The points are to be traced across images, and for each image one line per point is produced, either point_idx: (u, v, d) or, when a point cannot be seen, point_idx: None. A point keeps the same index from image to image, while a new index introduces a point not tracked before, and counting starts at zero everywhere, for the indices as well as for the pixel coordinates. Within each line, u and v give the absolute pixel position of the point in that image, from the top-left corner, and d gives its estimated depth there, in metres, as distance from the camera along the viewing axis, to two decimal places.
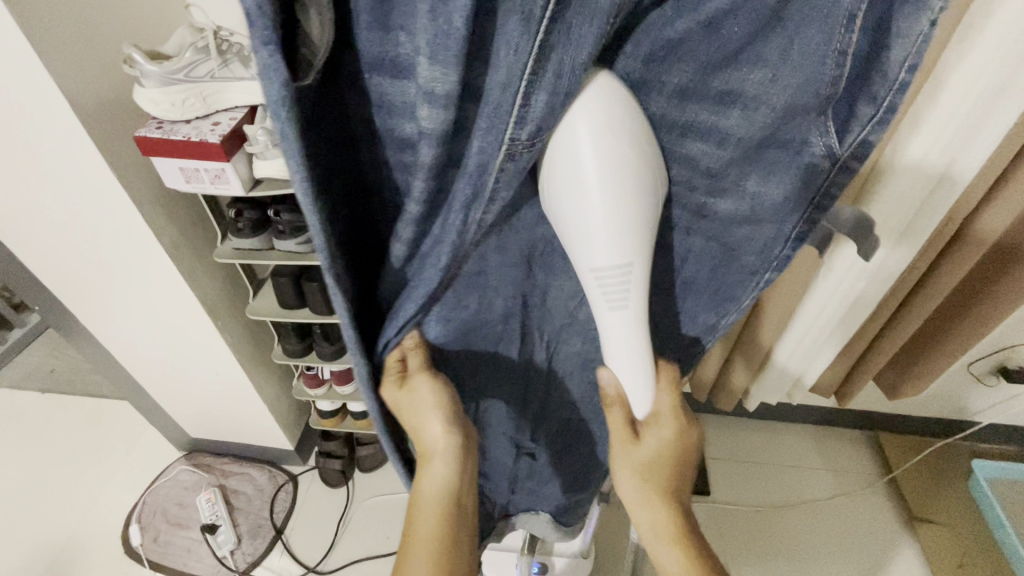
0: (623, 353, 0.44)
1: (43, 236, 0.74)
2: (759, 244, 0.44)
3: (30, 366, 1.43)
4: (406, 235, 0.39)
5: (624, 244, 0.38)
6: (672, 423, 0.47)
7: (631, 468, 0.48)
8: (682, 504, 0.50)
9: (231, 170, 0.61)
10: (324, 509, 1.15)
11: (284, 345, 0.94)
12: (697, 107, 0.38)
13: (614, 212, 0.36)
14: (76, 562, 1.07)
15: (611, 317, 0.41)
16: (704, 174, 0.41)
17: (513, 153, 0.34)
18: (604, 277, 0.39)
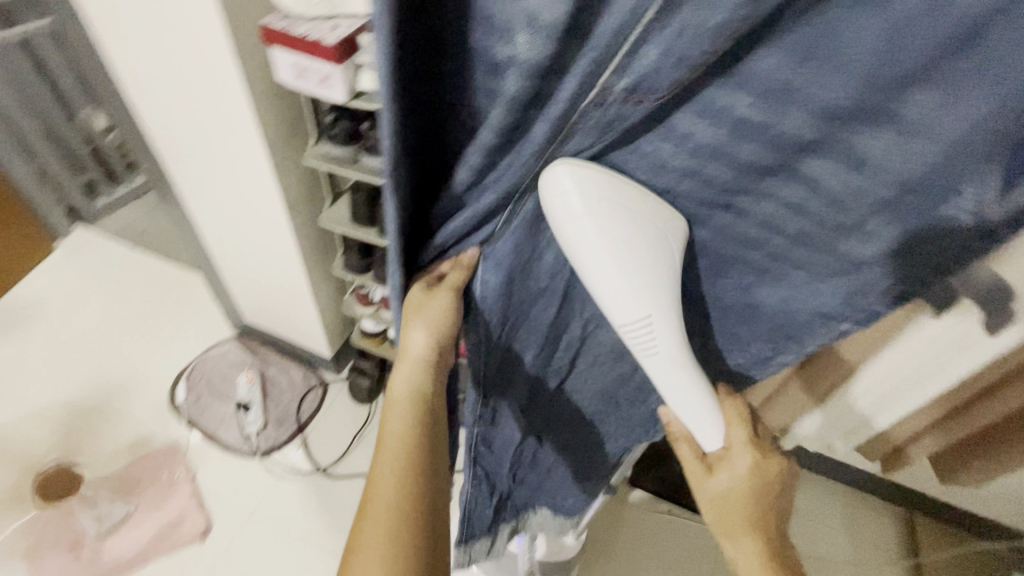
0: (685, 406, 0.43)
1: (161, 99, 0.79)
2: (846, 284, 0.37)
3: (129, 221, 1.56)
4: (473, 164, 0.35)
5: (648, 293, 0.37)
6: (749, 455, 0.48)
7: (708, 498, 0.50)
8: (773, 520, 0.49)
9: (339, 75, 0.62)
10: (345, 420, 1.22)
11: (346, 259, 0.98)
12: (830, 130, 0.30)
13: (626, 256, 0.36)
14: (129, 401, 1.20)
15: (650, 362, 0.41)
16: (809, 207, 0.34)
17: (602, 99, 0.31)
18: (628, 328, 0.39)
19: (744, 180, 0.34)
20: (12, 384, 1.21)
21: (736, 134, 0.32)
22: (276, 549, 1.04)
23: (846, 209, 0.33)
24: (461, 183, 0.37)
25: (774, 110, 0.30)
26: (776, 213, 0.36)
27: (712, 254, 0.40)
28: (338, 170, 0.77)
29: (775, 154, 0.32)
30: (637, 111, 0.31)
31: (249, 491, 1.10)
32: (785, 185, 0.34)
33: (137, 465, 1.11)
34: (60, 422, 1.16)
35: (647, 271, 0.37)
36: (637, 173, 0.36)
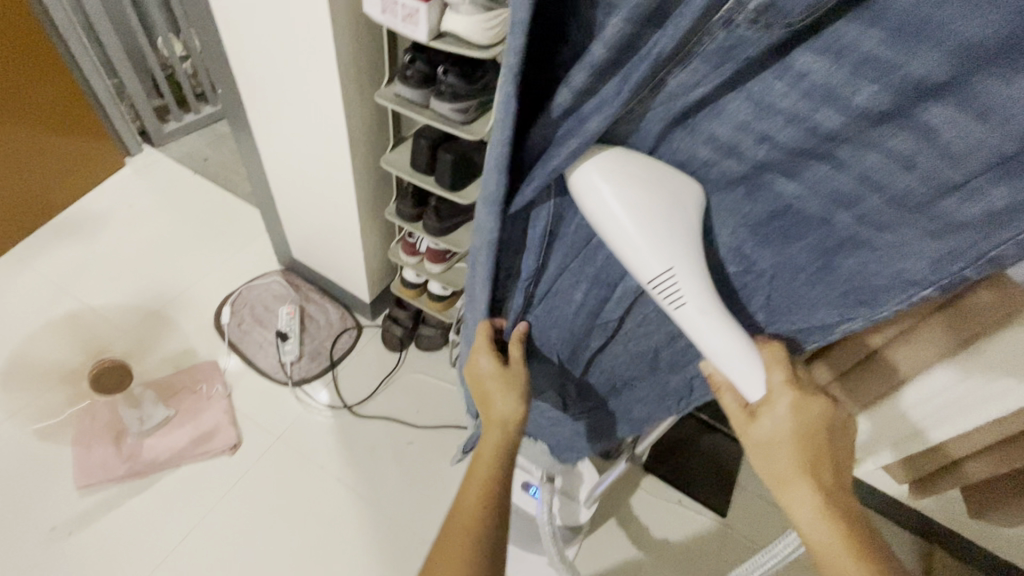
0: (723, 353, 0.44)
1: (248, 23, 0.82)
2: (940, 248, 0.37)
3: (192, 149, 1.62)
4: (578, 84, 0.36)
5: (668, 245, 0.41)
6: (789, 396, 0.45)
7: (754, 446, 0.47)
8: (824, 473, 0.46)
9: (424, 13, 0.63)
10: (375, 364, 1.25)
11: (399, 205, 0.99)
12: (943, 86, 0.31)
13: (643, 218, 0.40)
14: (176, 317, 1.25)
15: (680, 318, 0.42)
16: (909, 166, 0.35)
17: (731, 19, 0.32)
18: (656, 283, 0.41)
19: (853, 127, 0.35)
20: (74, 284, 1.28)
21: (859, 72, 0.32)
22: (298, 473, 1.08)
23: (958, 164, 0.33)
24: (562, 102, 0.38)
25: (903, 48, 0.30)
26: (878, 165, 0.36)
27: (794, 213, 0.42)
28: (407, 112, 0.78)
29: (892, 99, 0.33)
30: (763, 38, 0.33)
31: (280, 416, 1.15)
32: (895, 133, 0.34)
33: (179, 375, 1.16)
34: (114, 325, 1.22)
35: (661, 232, 0.40)
36: (737, 112, 0.38)
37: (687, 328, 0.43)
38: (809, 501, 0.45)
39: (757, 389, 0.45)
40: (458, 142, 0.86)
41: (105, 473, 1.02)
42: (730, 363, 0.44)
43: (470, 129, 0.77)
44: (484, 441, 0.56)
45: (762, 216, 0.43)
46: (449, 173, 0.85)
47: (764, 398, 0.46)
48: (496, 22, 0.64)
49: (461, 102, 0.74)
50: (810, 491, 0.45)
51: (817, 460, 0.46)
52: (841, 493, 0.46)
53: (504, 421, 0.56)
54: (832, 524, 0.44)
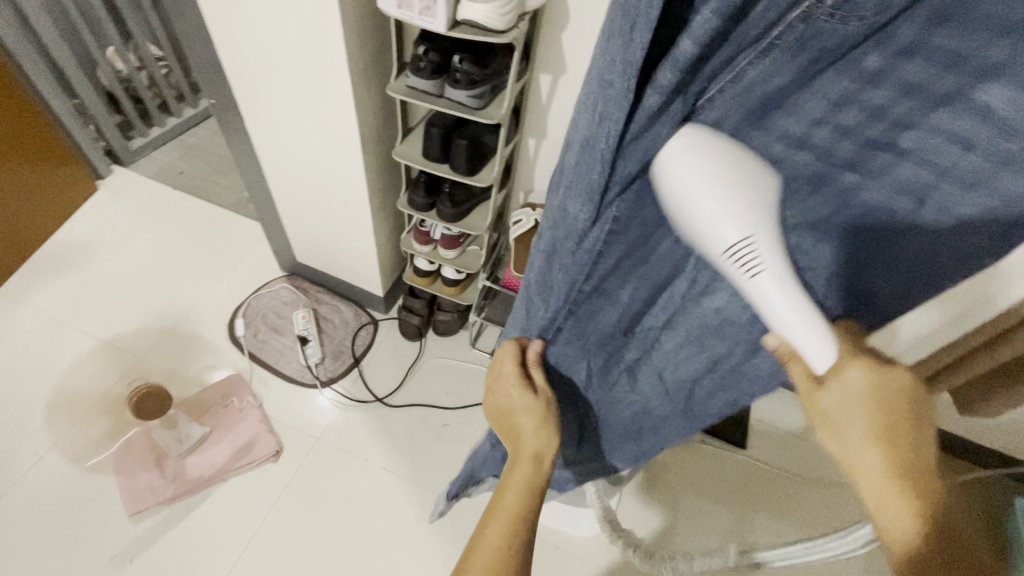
0: (801, 320, 0.37)
1: (247, 27, 0.81)
2: (994, 223, 0.35)
3: (166, 163, 1.57)
4: (665, 84, 0.32)
5: (748, 209, 0.34)
6: (860, 362, 0.40)
7: (822, 421, 0.42)
8: (906, 448, 0.40)
9: (443, 4, 0.65)
10: (397, 355, 1.28)
11: (410, 196, 1.01)
12: (1002, 83, 0.29)
13: (722, 181, 0.34)
14: (189, 334, 1.24)
15: (756, 287, 0.36)
16: (977, 156, 0.33)
17: (808, 13, 0.30)
18: (734, 252, 0.35)
19: (909, 110, 0.33)
20: (75, 315, 1.24)
21: (920, 59, 0.31)
22: (343, 467, 1.12)
23: (1014, 134, 0.31)
24: (650, 105, 0.33)
25: (966, 34, 0.29)
26: (935, 146, 0.34)
27: (856, 202, 0.39)
28: (421, 103, 0.80)
29: (951, 82, 0.31)
30: (841, 32, 0.30)
31: (315, 416, 1.17)
32: (951, 114, 0.32)
33: (206, 392, 1.16)
34: (127, 351, 1.20)
35: (738, 198, 0.34)
36: (813, 110, 0.36)
37: (755, 299, 0.37)
38: (876, 471, 0.40)
39: (828, 358, 0.39)
40: (469, 128, 0.88)
41: (153, 497, 1.03)
42: (809, 338, 0.38)
43: (485, 113, 0.79)
44: (515, 473, 0.54)
45: (822, 210, 0.41)
46: (465, 158, 0.88)
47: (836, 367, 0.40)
48: (512, 6, 0.66)
49: (477, 88, 0.76)
50: (880, 460, 0.40)
51: (894, 430, 0.40)
52: (923, 477, 0.39)
53: (535, 455, 0.55)
54: (908, 506, 0.39)
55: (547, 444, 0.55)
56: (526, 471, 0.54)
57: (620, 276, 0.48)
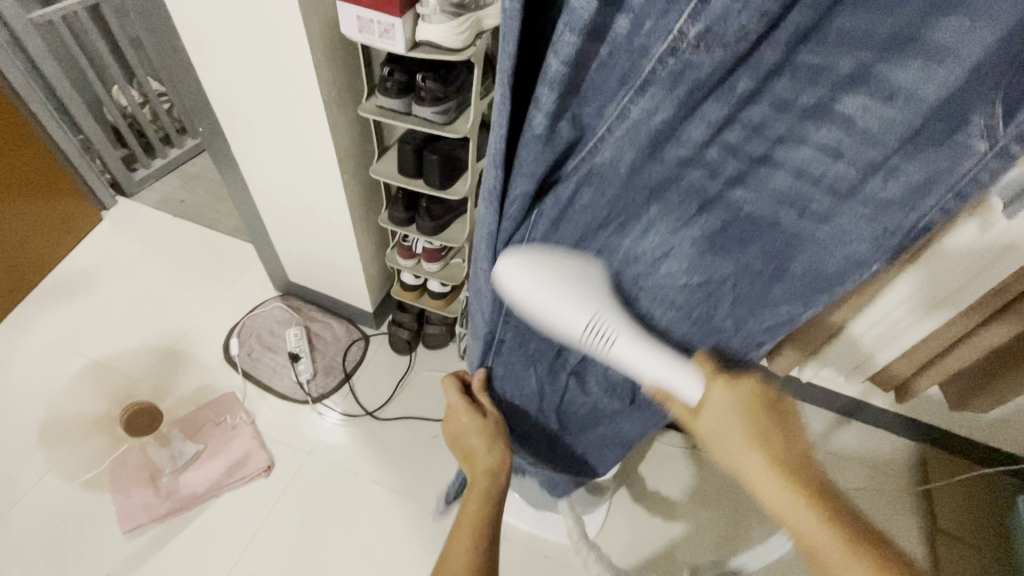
0: (660, 370, 0.47)
1: (227, 60, 0.86)
2: (875, 228, 0.43)
3: (167, 192, 1.64)
4: (547, 105, 0.38)
5: (581, 296, 0.45)
6: (718, 384, 0.49)
7: (713, 432, 0.48)
8: (786, 449, 0.45)
9: (400, 27, 0.68)
10: (388, 368, 1.30)
11: (391, 212, 1.04)
12: (856, 98, 0.38)
13: (557, 282, 0.44)
14: (186, 355, 1.28)
15: (618, 353, 0.47)
16: (848, 165, 0.40)
17: (676, 47, 0.34)
18: (588, 329, 0.45)
19: (785, 124, 0.40)
20: (77, 341, 1.29)
21: (789, 76, 0.38)
22: (334, 481, 1.13)
23: (876, 141, 0.39)
24: (537, 126, 0.40)
25: (826, 54, 0.37)
26: (811, 158, 0.41)
27: (747, 216, 0.46)
28: (391, 120, 0.83)
29: (816, 97, 0.38)
30: (709, 61, 0.35)
31: (305, 433, 1.19)
32: (824, 127, 0.39)
33: (201, 410, 1.19)
34: (126, 373, 1.24)
35: (575, 289, 0.45)
36: (696, 135, 0.41)
37: (624, 366, 0.48)
38: (763, 475, 0.45)
39: (692, 389, 0.48)
40: (441, 143, 0.92)
41: (147, 514, 1.05)
42: (677, 377, 0.48)
43: (452, 128, 0.82)
44: (472, 489, 0.58)
45: (723, 222, 0.47)
46: (437, 172, 0.91)
47: (699, 396, 0.48)
48: (466, 26, 0.70)
49: (442, 104, 0.79)
50: (761, 462, 0.45)
51: (766, 434, 0.46)
52: (803, 464, 0.44)
53: (489, 472, 0.59)
54: (806, 503, 0.42)
55: (500, 460, 0.60)
56: (483, 485, 0.58)
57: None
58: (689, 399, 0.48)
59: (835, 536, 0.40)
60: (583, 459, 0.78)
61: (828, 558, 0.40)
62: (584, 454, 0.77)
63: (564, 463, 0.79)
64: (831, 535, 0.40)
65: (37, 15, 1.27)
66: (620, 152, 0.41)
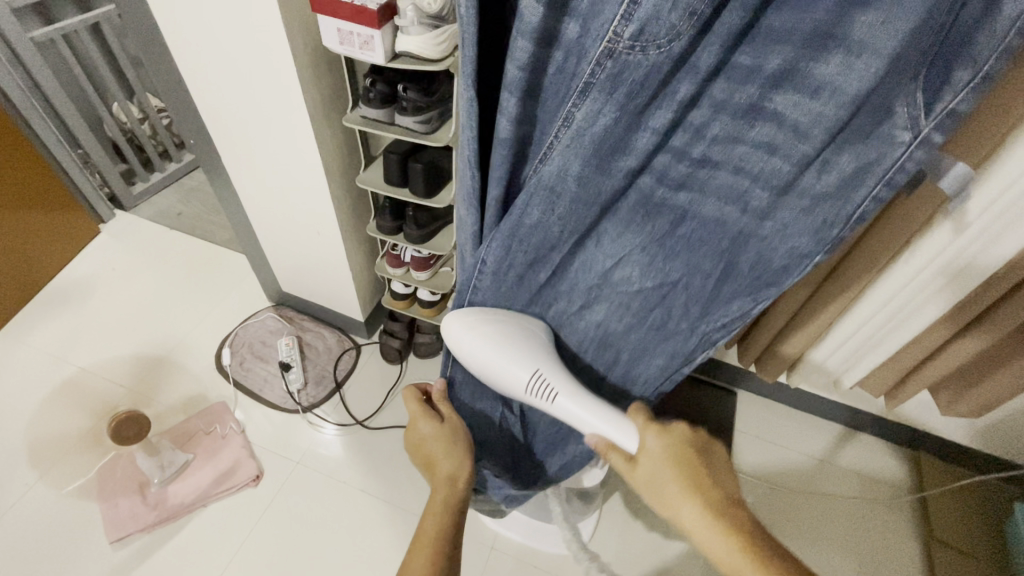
0: (591, 407, 0.54)
1: (214, 71, 0.88)
2: (814, 221, 0.46)
3: (164, 205, 1.66)
4: (511, 109, 0.42)
5: (521, 361, 0.53)
6: (652, 431, 0.52)
7: (652, 492, 0.50)
8: (717, 490, 0.48)
9: (379, 39, 0.70)
10: (379, 378, 1.31)
11: (379, 221, 1.06)
12: (786, 99, 0.41)
13: (507, 353, 0.53)
14: (177, 365, 1.29)
15: (559, 408, 0.54)
16: (790, 164, 0.44)
17: (612, 50, 0.36)
18: (530, 386, 0.53)
19: (724, 125, 0.43)
20: (70, 351, 1.30)
21: (725, 78, 0.41)
22: (322, 489, 1.13)
23: (807, 136, 0.42)
24: (504, 132, 0.43)
25: (758, 53, 0.40)
26: (749, 156, 0.45)
27: (694, 217, 0.49)
28: (374, 130, 0.85)
29: (755, 91, 0.41)
30: (646, 60, 0.37)
31: (296, 442, 1.19)
32: (757, 125, 0.43)
33: (192, 420, 1.20)
34: (118, 382, 1.25)
35: (519, 351, 0.53)
36: (646, 141, 0.43)
37: (566, 415, 0.54)
38: (694, 512, 0.47)
39: (629, 438, 0.52)
40: (426, 152, 0.93)
41: (134, 523, 1.04)
42: (611, 426, 0.53)
43: (434, 137, 0.84)
44: (435, 497, 0.60)
45: (673, 226, 0.51)
46: (422, 181, 0.92)
47: (636, 445, 0.52)
48: (444, 37, 0.71)
49: (423, 114, 0.81)
50: (697, 510, 0.47)
51: (703, 484, 0.48)
52: (730, 508, 0.47)
53: (449, 477, 0.61)
54: (739, 545, 0.44)
55: (458, 469, 0.61)
56: (442, 494, 0.60)
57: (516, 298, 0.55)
58: (631, 450, 0.52)
59: (768, 574, 0.42)
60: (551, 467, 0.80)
61: None
62: (545, 456, 0.78)
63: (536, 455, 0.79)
64: (755, 574, 0.42)
65: (39, 34, 1.31)
66: (566, 161, 0.43)
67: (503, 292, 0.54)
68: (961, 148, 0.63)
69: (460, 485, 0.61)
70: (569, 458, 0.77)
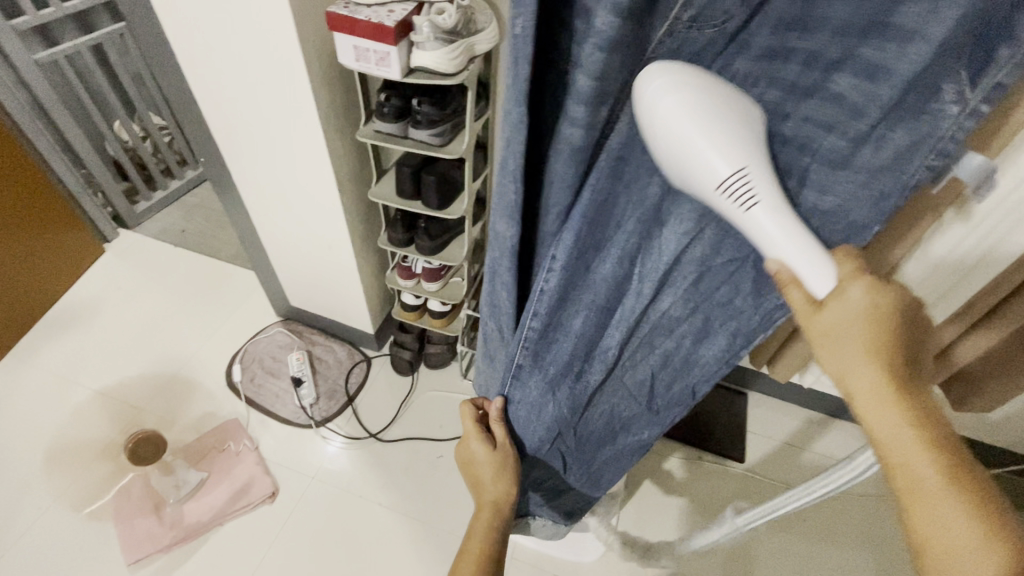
0: (787, 241, 0.39)
1: (228, 89, 0.89)
2: (873, 193, 0.42)
3: (168, 222, 1.66)
4: (579, 116, 0.39)
5: (733, 148, 0.37)
6: (861, 282, 0.38)
7: (824, 346, 0.39)
8: (903, 367, 0.38)
9: (395, 54, 0.71)
10: (391, 390, 1.30)
11: (390, 234, 1.06)
12: (846, 80, 0.39)
13: (715, 137, 0.37)
14: (187, 382, 1.28)
15: (752, 221, 0.39)
16: (846, 141, 0.41)
17: (673, 29, 0.38)
18: (727, 185, 0.38)
19: (780, 102, 0.42)
20: (78, 372, 1.29)
21: (785, 60, 0.40)
22: (338, 504, 1.12)
23: (861, 115, 0.39)
24: (574, 138, 0.41)
25: (812, 35, 0.38)
26: (812, 134, 0.42)
27: None
28: (388, 144, 0.86)
29: (808, 72, 0.40)
30: (709, 36, 0.39)
31: (310, 457, 1.18)
32: (815, 104, 0.41)
33: (205, 438, 1.19)
34: (128, 402, 1.24)
35: (726, 134, 0.37)
36: None
37: (754, 236, 0.40)
38: (874, 385, 0.37)
39: (825, 279, 0.39)
40: (438, 165, 0.94)
41: (151, 544, 1.03)
42: (807, 262, 0.39)
43: (448, 149, 0.85)
44: (478, 519, 0.63)
45: None
46: (435, 193, 0.93)
47: (832, 288, 0.39)
48: (460, 51, 0.72)
49: (437, 127, 0.81)
50: (877, 378, 0.37)
51: (897, 359, 0.38)
52: (916, 390, 0.38)
53: (493, 503, 0.64)
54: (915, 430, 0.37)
55: (503, 493, 0.64)
56: (486, 517, 0.63)
57: (576, 306, 0.54)
58: (819, 293, 0.39)
59: (936, 464, 0.36)
60: (595, 477, 0.79)
61: (923, 489, 0.36)
62: (595, 452, 0.74)
63: (577, 468, 0.76)
64: (926, 460, 0.36)
65: (43, 55, 1.31)
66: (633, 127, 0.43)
67: (565, 297, 0.53)
68: None
69: (503, 511, 0.64)
70: (615, 466, 0.76)
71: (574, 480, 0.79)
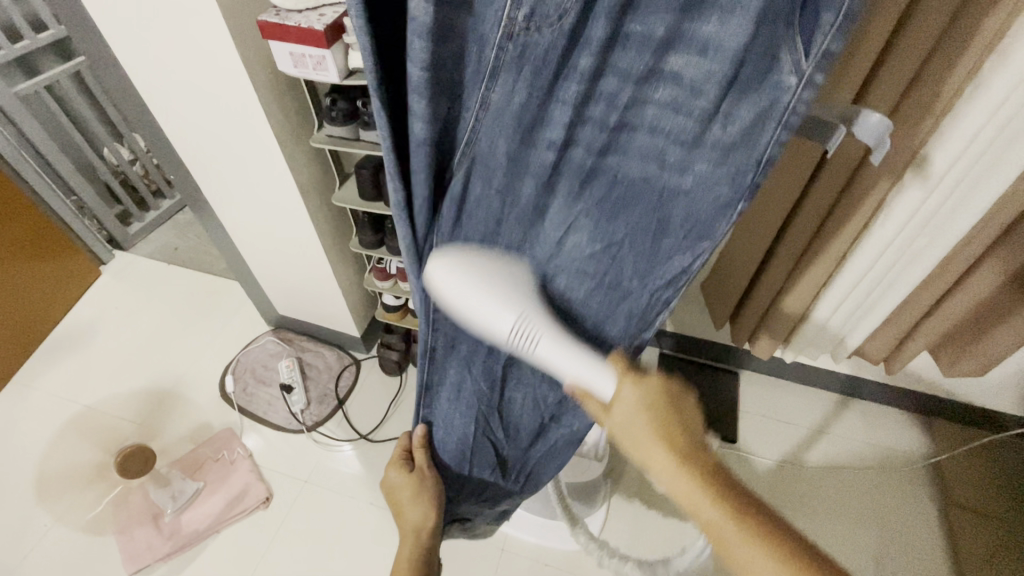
0: (567, 358, 0.49)
1: (181, 106, 0.90)
2: (728, 170, 0.45)
3: (160, 241, 1.70)
4: (420, 111, 0.44)
5: (502, 305, 0.48)
6: (628, 382, 0.49)
7: (622, 437, 0.50)
8: (690, 440, 0.47)
9: (330, 58, 0.71)
10: (380, 391, 1.32)
11: (361, 237, 1.07)
12: (680, 58, 0.42)
13: (486, 297, 0.47)
14: (182, 396, 1.31)
15: (539, 354, 0.50)
16: (695, 122, 0.44)
17: (510, 32, 0.41)
18: (510, 333, 0.48)
19: (629, 91, 0.45)
20: (79, 393, 1.33)
21: (624, 46, 0.42)
22: (332, 507, 1.14)
23: (700, 92, 0.43)
24: (419, 132, 0.45)
25: (646, 20, 0.41)
26: (661, 114, 0.45)
27: (623, 178, 0.49)
28: (341, 147, 0.87)
29: (646, 58, 0.43)
30: (551, 34, 0.41)
31: (303, 461, 1.20)
32: (658, 88, 0.44)
33: (200, 448, 1.22)
34: (126, 419, 1.27)
35: (492, 292, 0.48)
36: (561, 110, 0.46)
37: (546, 363, 0.50)
38: (666, 466, 0.46)
39: (605, 384, 0.49)
40: None
41: (151, 554, 1.07)
42: (589, 374, 0.49)
43: None
44: (403, 544, 0.72)
45: (606, 191, 0.51)
46: None
47: (612, 393, 0.50)
48: None
49: None
50: (666, 458, 0.46)
51: (675, 431, 0.47)
52: (701, 453, 0.47)
53: (414, 528, 0.72)
54: (705, 489, 0.44)
55: (422, 521, 0.72)
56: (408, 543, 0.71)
57: None
58: (606, 397, 0.50)
59: (729, 517, 0.43)
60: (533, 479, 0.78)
61: (725, 537, 0.43)
62: (529, 447, 0.74)
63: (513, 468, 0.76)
64: (722, 513, 0.44)
65: (22, 87, 1.34)
66: (493, 134, 0.47)
67: None
68: (915, 106, 0.64)
69: (425, 535, 0.72)
70: (553, 462, 0.75)
71: (517, 481, 0.78)
